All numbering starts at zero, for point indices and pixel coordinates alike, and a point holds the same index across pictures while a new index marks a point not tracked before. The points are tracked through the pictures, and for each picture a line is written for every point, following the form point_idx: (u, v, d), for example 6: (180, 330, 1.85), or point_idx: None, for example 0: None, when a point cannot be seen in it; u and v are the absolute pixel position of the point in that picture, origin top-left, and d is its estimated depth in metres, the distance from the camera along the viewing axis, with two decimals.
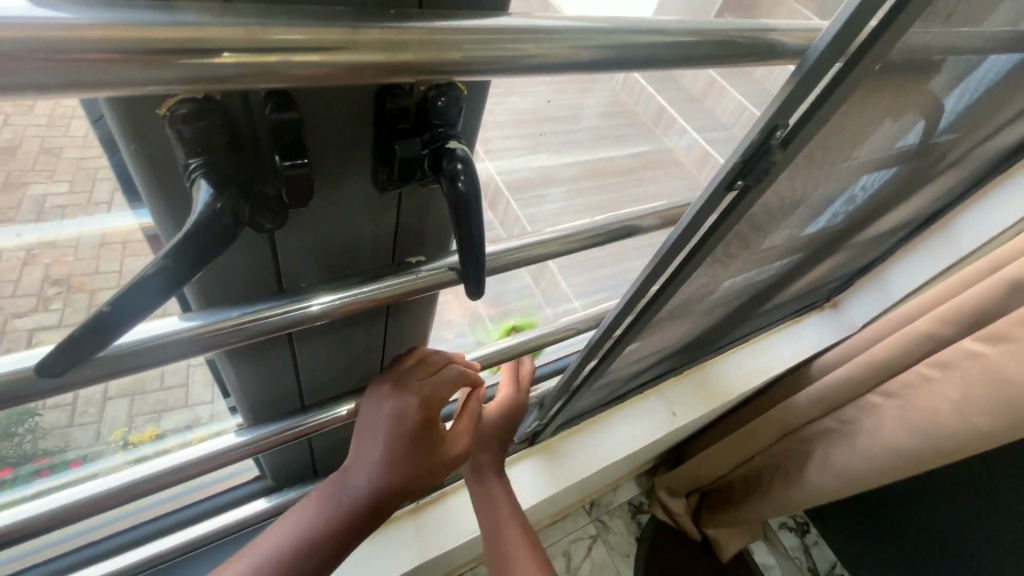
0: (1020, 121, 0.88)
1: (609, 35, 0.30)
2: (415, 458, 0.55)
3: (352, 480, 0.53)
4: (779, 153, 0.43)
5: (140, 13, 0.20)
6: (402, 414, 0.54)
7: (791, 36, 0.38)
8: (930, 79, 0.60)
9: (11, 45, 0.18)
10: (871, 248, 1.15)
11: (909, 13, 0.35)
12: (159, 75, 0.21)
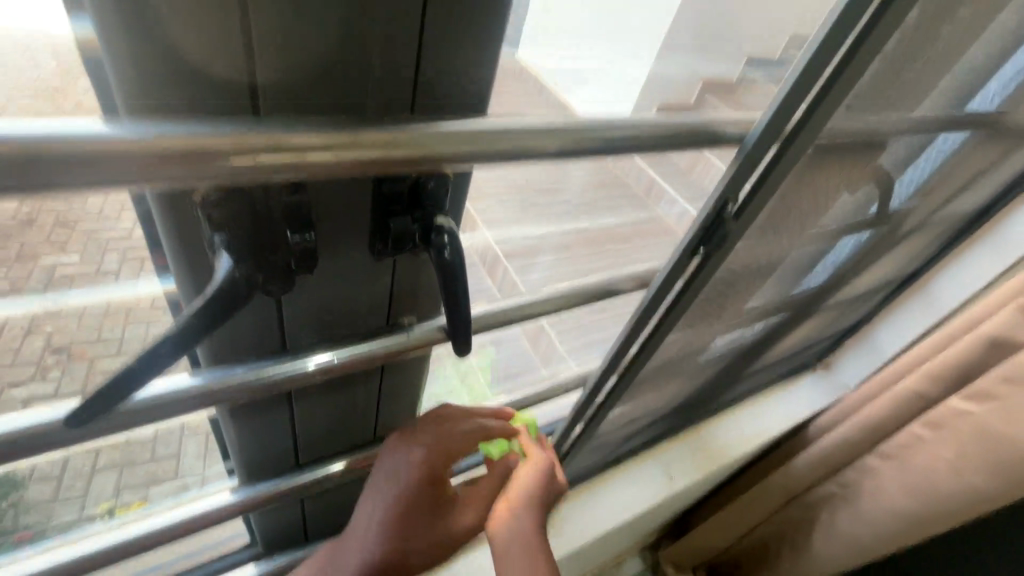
0: (971, 190, 0.95)
1: (571, 130, 0.35)
2: (418, 509, 0.60)
3: (363, 523, 0.60)
4: (732, 224, 0.48)
5: (183, 127, 0.25)
6: (408, 469, 0.58)
7: (733, 124, 0.44)
8: (872, 156, 0.67)
9: (79, 156, 0.23)
10: (852, 308, 1.20)
11: (827, 106, 0.42)
12: (195, 172, 0.26)
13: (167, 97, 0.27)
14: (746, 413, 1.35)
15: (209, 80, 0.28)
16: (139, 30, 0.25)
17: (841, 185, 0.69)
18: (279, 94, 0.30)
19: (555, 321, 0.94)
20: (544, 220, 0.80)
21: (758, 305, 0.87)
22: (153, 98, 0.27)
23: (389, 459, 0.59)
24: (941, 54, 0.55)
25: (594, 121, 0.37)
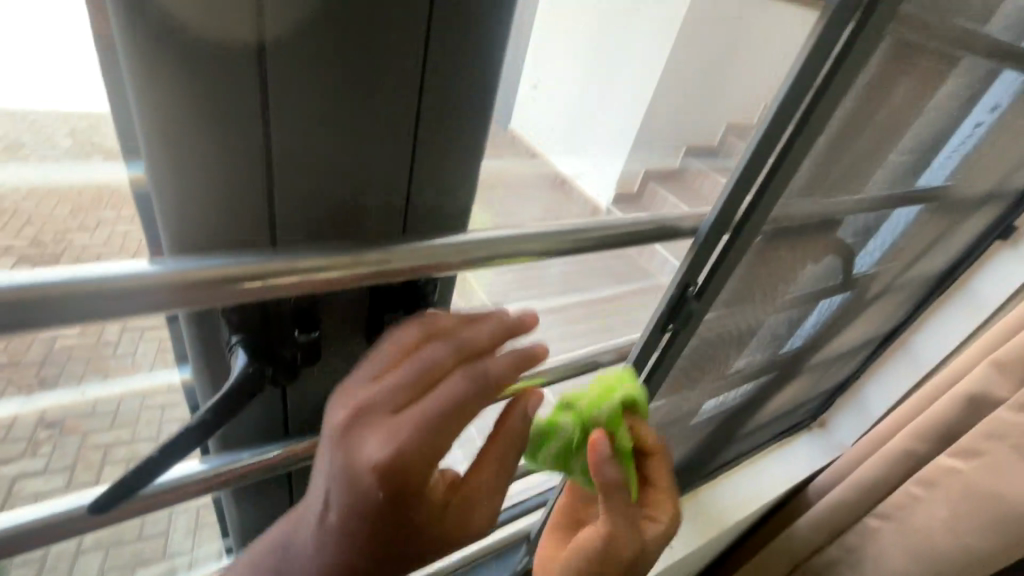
0: (927, 254, 1.04)
1: (544, 236, 0.42)
2: (390, 535, 0.35)
3: (305, 548, 0.37)
4: (695, 304, 0.54)
5: (211, 260, 0.31)
6: (359, 480, 0.33)
7: (685, 219, 0.50)
8: (826, 232, 0.74)
9: (129, 289, 0.29)
10: (837, 366, 1.24)
11: (765, 203, 0.48)
12: (219, 297, 0.32)
13: (209, 245, 0.34)
14: (743, 475, 1.35)
15: (238, 217, 0.33)
16: (168, 109, 0.28)
17: (800, 259, 0.76)
18: (287, 55, 0.29)
19: None
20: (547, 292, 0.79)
21: (748, 364, 0.92)
22: (163, 104, 0.28)
23: (328, 461, 0.34)
24: (875, 145, 0.63)
25: (560, 226, 0.43)
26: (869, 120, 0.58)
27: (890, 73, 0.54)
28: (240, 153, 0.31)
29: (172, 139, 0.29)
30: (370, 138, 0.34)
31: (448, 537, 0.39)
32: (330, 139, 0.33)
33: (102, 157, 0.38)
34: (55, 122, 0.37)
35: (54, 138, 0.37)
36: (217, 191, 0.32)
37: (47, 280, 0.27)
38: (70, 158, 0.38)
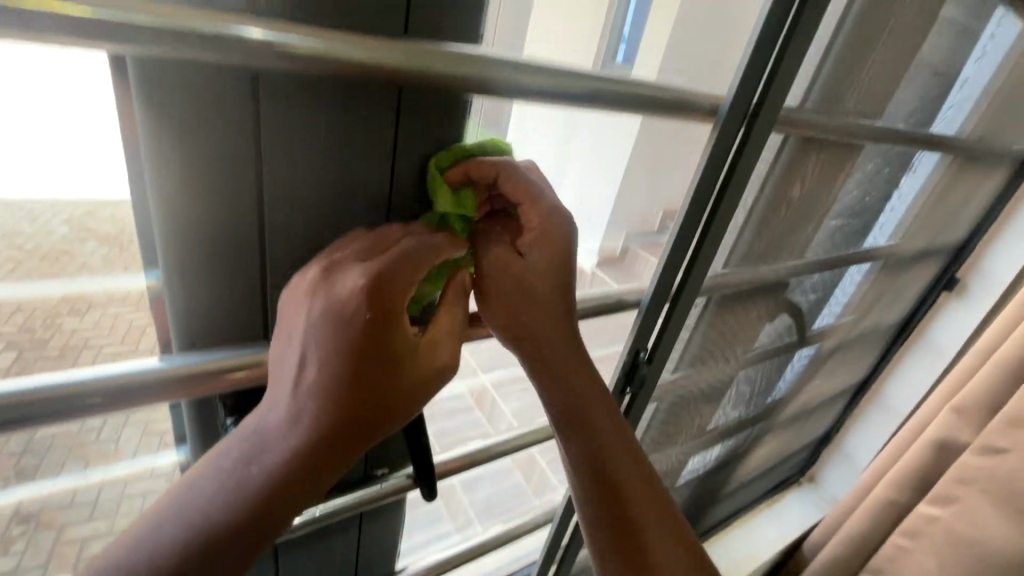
0: (878, 308, 1.14)
1: None
2: (380, 372, 0.34)
3: (281, 414, 0.33)
4: (646, 367, 0.62)
5: (200, 357, 0.37)
6: (345, 306, 0.33)
7: (629, 293, 0.58)
8: (777, 294, 0.82)
9: (121, 386, 0.34)
10: (813, 417, 1.31)
11: (694, 278, 0.57)
12: (206, 388, 0.37)
13: (208, 341, 0.39)
14: (736, 535, 1.33)
15: (235, 306, 0.38)
16: (174, 198, 0.32)
17: (756, 320, 0.83)
18: (275, 92, 0.31)
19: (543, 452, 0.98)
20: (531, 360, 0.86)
21: (725, 421, 1.00)
22: (168, 186, 0.31)
23: (306, 310, 0.34)
24: (801, 215, 0.71)
25: None
26: (789, 199, 0.67)
27: (800, 161, 0.63)
28: (238, 221, 0.35)
29: (174, 207, 0.32)
30: (357, 172, 0.37)
31: (431, 388, 0.38)
32: (319, 203, 0.37)
33: (98, 242, 0.37)
34: (51, 209, 0.35)
35: (49, 225, 0.35)
36: (215, 259, 0.35)
37: (44, 384, 0.32)
38: (66, 246, 0.36)
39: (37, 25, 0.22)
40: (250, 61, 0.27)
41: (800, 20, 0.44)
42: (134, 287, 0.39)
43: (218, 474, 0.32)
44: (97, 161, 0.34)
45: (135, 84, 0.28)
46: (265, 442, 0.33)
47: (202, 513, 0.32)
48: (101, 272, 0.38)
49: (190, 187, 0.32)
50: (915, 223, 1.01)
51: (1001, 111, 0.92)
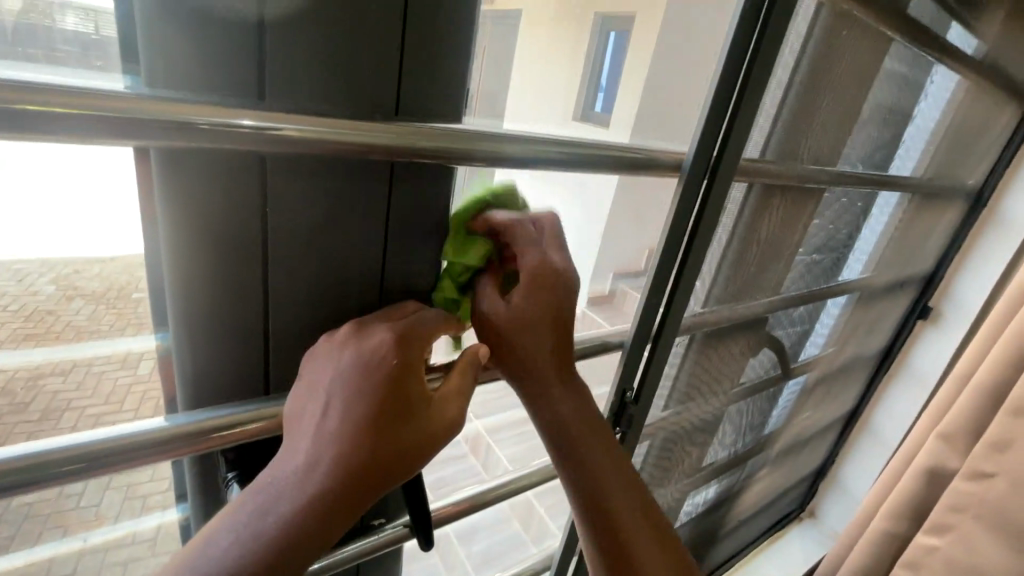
0: (860, 339, 1.18)
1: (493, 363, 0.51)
2: (397, 420, 0.36)
3: (300, 461, 0.34)
4: (634, 406, 0.64)
5: (204, 413, 0.38)
6: (371, 357, 0.37)
7: (612, 335, 0.61)
8: (759, 330, 0.85)
9: (122, 447, 0.35)
10: (808, 449, 1.32)
11: (673, 318, 0.60)
12: (210, 443, 0.38)
13: (214, 399, 0.40)
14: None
15: (240, 363, 0.40)
16: (183, 269, 0.35)
17: (741, 356, 0.86)
18: (279, 169, 0.34)
19: (541, 496, 0.98)
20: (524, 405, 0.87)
21: (719, 457, 1.01)
22: (178, 258, 0.34)
23: (332, 366, 0.37)
24: (773, 253, 0.75)
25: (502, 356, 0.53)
26: (759, 240, 0.71)
27: (765, 204, 0.68)
28: (246, 284, 0.37)
29: (185, 275, 0.35)
30: (353, 241, 0.40)
31: (440, 444, 0.40)
32: (319, 268, 0.39)
33: (85, 300, 0.39)
34: (39, 268, 0.37)
35: (36, 285, 0.37)
36: (223, 321, 0.38)
37: (54, 448, 0.33)
38: (51, 306, 0.38)
39: (69, 127, 0.25)
40: (259, 147, 0.30)
41: (748, 82, 0.49)
42: (123, 350, 0.41)
43: (232, 525, 0.32)
44: (106, 233, 0.37)
45: (157, 170, 0.32)
46: (281, 490, 0.33)
47: (213, 570, 0.30)
48: (90, 331, 0.39)
49: (203, 256, 0.35)
50: (884, 257, 1.06)
51: (952, 151, 1.00)
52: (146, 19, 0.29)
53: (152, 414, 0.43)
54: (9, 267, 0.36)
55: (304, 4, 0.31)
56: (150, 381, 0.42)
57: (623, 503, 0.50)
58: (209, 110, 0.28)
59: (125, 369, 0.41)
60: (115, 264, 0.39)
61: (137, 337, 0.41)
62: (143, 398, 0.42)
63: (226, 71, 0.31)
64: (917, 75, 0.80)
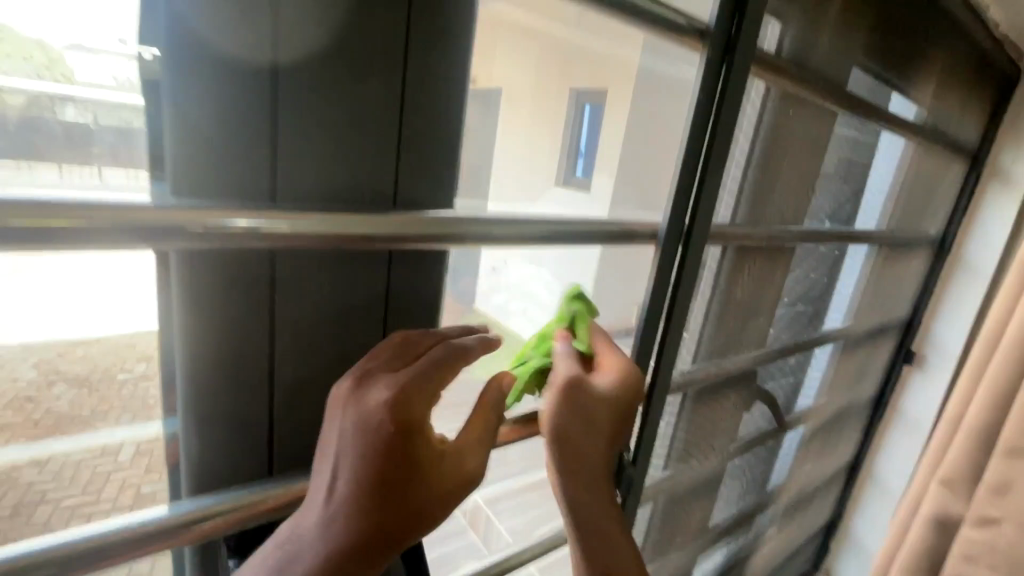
0: (850, 387, 1.21)
1: None
2: (393, 493, 0.34)
3: (310, 524, 0.34)
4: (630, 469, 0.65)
5: (204, 499, 0.39)
6: (363, 428, 0.34)
7: None
8: (751, 383, 0.87)
9: (120, 537, 0.34)
10: (815, 502, 1.30)
11: (661, 379, 0.62)
12: (210, 529, 0.38)
13: (216, 484, 0.41)
14: None
15: (247, 446, 0.41)
16: (199, 356, 0.37)
17: (736, 410, 0.88)
18: (293, 261, 0.38)
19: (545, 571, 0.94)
20: (524, 472, 0.86)
21: (724, 517, 0.99)
22: (200, 347, 0.36)
23: (333, 429, 0.35)
24: (754, 309, 0.79)
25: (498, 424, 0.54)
26: (738, 298, 0.74)
27: (741, 264, 0.72)
28: (250, 368, 0.39)
29: (200, 357, 0.37)
30: (360, 322, 0.42)
31: (446, 504, 0.38)
32: (328, 347, 0.41)
33: (67, 385, 0.38)
34: (20, 355, 0.36)
35: (18, 371, 0.36)
36: (235, 405, 0.39)
37: (52, 542, 0.32)
38: (31, 392, 0.37)
39: (101, 235, 0.27)
40: (257, 242, 0.32)
41: (709, 159, 0.54)
42: (103, 438, 0.41)
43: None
44: (85, 311, 0.37)
45: (172, 262, 0.34)
46: (291, 557, 0.33)
47: None
48: (70, 419, 0.39)
49: (213, 345, 0.37)
50: (862, 306, 1.11)
51: (909, 205, 1.07)
52: (174, 141, 0.33)
53: (132, 503, 0.42)
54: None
55: (313, 120, 0.36)
56: (132, 469, 0.42)
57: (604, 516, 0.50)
58: (219, 213, 0.31)
59: (106, 459, 0.41)
60: (99, 344, 0.39)
61: (120, 425, 0.41)
62: (122, 488, 0.42)
63: (242, 180, 0.35)
64: (865, 140, 0.88)
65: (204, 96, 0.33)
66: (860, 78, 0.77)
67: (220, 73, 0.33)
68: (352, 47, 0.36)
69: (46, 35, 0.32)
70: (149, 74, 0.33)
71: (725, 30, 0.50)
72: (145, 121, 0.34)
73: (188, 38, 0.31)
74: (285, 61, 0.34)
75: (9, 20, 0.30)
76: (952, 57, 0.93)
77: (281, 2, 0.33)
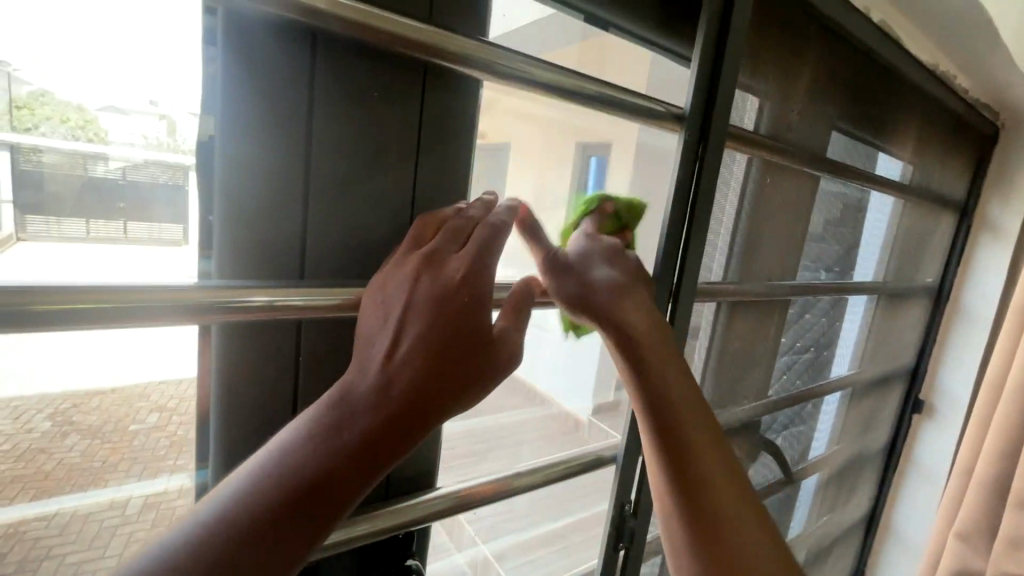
0: (860, 437, 1.21)
1: (489, 484, 0.54)
2: (449, 366, 0.34)
3: (368, 383, 0.32)
4: (631, 520, 0.67)
5: None
6: (436, 298, 0.35)
7: (608, 448, 0.67)
8: (755, 434, 0.89)
9: None
10: (835, 556, 1.27)
11: None
12: None
13: None
14: None
15: None
16: (224, 408, 0.42)
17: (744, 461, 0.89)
18: (317, 327, 0.43)
19: None
20: (531, 524, 0.87)
21: None
22: (228, 402, 0.42)
23: (397, 302, 0.35)
24: (752, 360, 0.82)
25: (503, 474, 0.56)
26: (735, 350, 0.78)
27: (735, 318, 0.76)
28: (274, 416, 0.44)
29: (233, 411, 0.42)
30: None
31: (490, 391, 0.37)
32: None
33: (79, 436, 0.40)
34: (36, 406, 0.38)
35: (33, 423, 0.38)
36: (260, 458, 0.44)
37: None
38: (45, 443, 0.38)
39: (148, 312, 0.32)
40: (270, 314, 0.36)
41: (693, 223, 0.58)
42: (114, 493, 0.42)
43: (278, 452, 0.29)
44: (97, 362, 0.39)
45: (216, 335, 0.41)
46: (347, 413, 0.30)
47: (238, 504, 0.27)
48: (81, 470, 0.40)
49: (243, 400, 0.43)
50: (867, 354, 1.13)
51: (904, 257, 1.11)
52: (224, 228, 0.38)
53: None
54: (9, 406, 0.37)
55: (338, 206, 0.41)
56: (136, 522, 0.43)
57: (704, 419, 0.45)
58: (241, 292, 0.35)
59: (113, 512, 0.42)
60: (115, 396, 0.41)
61: (134, 479, 0.43)
62: (127, 542, 0.42)
63: (277, 260, 0.40)
64: (855, 200, 0.93)
65: (250, 189, 0.38)
66: (838, 142, 0.83)
67: (263, 169, 0.38)
68: (371, 145, 0.42)
69: (85, 99, 0.36)
70: (203, 155, 0.37)
71: (698, 114, 0.56)
72: (199, 198, 0.38)
73: (235, 142, 0.37)
74: (316, 159, 0.40)
75: (52, 87, 0.35)
76: (928, 119, 0.99)
77: (315, 112, 0.39)
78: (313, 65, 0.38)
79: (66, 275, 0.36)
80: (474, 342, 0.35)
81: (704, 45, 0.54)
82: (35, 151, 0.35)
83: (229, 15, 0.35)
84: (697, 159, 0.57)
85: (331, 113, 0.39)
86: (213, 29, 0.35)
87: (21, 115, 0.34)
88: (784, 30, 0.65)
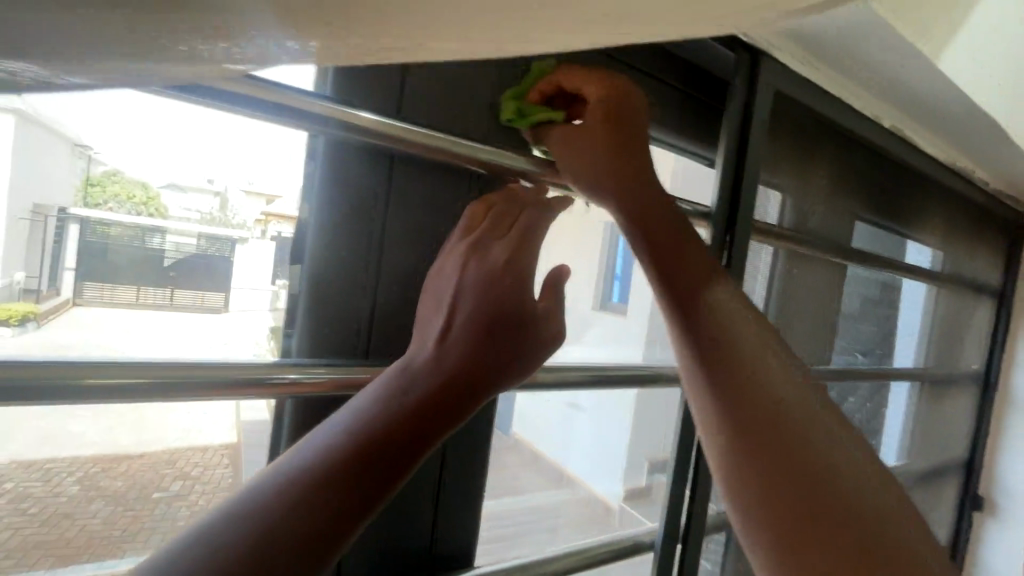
0: None
1: (522, 565, 0.55)
2: (494, 343, 0.39)
3: (425, 359, 0.37)
4: None
5: None
6: (485, 280, 0.40)
7: (643, 533, 0.66)
8: None
9: None
10: None
11: (697, 510, 0.65)
12: None
13: None
14: None
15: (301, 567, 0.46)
16: None
17: None
18: None
19: None
20: None
21: None
22: None
23: (452, 285, 0.41)
24: None
25: (537, 556, 0.56)
26: None
27: None
28: None
29: None
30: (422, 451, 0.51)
31: (527, 370, 0.42)
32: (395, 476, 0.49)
33: (103, 501, 0.43)
34: (67, 468, 0.41)
35: (63, 487, 0.41)
36: None
37: None
38: (69, 508, 0.42)
39: (200, 391, 0.36)
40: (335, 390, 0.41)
41: None
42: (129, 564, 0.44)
43: (348, 418, 0.34)
44: (137, 432, 0.43)
45: (290, 407, 0.46)
46: (407, 383, 0.36)
47: (313, 463, 0.31)
48: (99, 539, 0.43)
49: None
50: (915, 445, 1.08)
51: (944, 343, 1.10)
52: (306, 310, 0.44)
53: None
54: (42, 468, 0.40)
55: (403, 296, 0.47)
56: None
57: (808, 407, 0.40)
58: (302, 368, 0.40)
59: None
60: (139, 460, 0.44)
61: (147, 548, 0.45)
62: None
63: (347, 343, 0.45)
64: (885, 286, 0.94)
65: (333, 277, 0.44)
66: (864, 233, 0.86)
67: (343, 260, 0.44)
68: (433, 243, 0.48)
69: (150, 177, 0.40)
70: (296, 245, 0.44)
71: (723, 210, 0.61)
72: (287, 278, 0.44)
73: (325, 238, 0.44)
74: (387, 256, 0.46)
75: (122, 167, 0.39)
76: (952, 212, 1.02)
77: (390, 216, 0.46)
78: (392, 174, 0.45)
79: (111, 346, 0.39)
80: (517, 314, 0.40)
81: (728, 153, 0.60)
82: (103, 224, 0.39)
83: (329, 142, 0.43)
84: (724, 250, 0.61)
85: (404, 215, 0.46)
86: (315, 149, 0.43)
87: (94, 192, 0.38)
88: (798, 135, 0.71)
